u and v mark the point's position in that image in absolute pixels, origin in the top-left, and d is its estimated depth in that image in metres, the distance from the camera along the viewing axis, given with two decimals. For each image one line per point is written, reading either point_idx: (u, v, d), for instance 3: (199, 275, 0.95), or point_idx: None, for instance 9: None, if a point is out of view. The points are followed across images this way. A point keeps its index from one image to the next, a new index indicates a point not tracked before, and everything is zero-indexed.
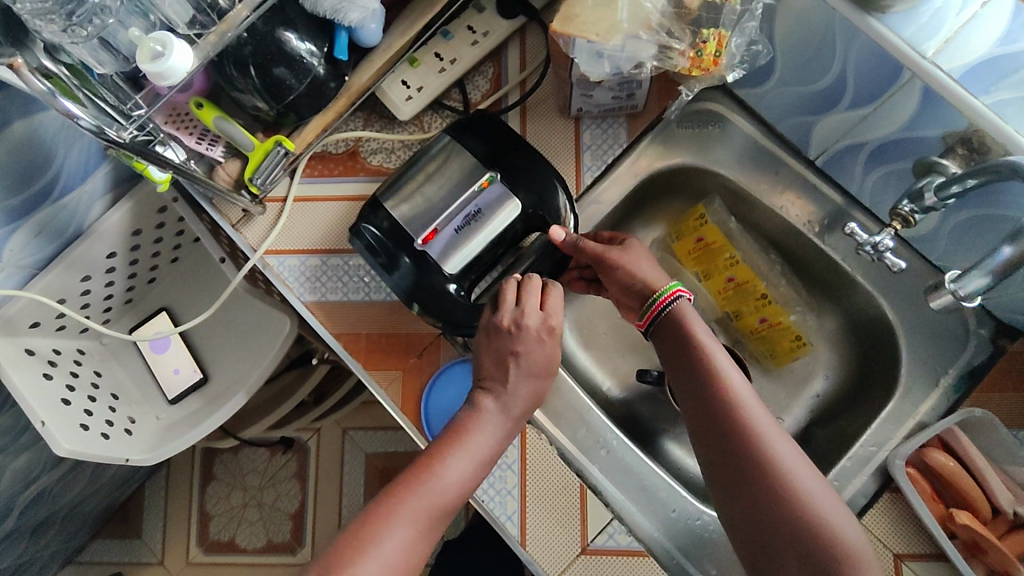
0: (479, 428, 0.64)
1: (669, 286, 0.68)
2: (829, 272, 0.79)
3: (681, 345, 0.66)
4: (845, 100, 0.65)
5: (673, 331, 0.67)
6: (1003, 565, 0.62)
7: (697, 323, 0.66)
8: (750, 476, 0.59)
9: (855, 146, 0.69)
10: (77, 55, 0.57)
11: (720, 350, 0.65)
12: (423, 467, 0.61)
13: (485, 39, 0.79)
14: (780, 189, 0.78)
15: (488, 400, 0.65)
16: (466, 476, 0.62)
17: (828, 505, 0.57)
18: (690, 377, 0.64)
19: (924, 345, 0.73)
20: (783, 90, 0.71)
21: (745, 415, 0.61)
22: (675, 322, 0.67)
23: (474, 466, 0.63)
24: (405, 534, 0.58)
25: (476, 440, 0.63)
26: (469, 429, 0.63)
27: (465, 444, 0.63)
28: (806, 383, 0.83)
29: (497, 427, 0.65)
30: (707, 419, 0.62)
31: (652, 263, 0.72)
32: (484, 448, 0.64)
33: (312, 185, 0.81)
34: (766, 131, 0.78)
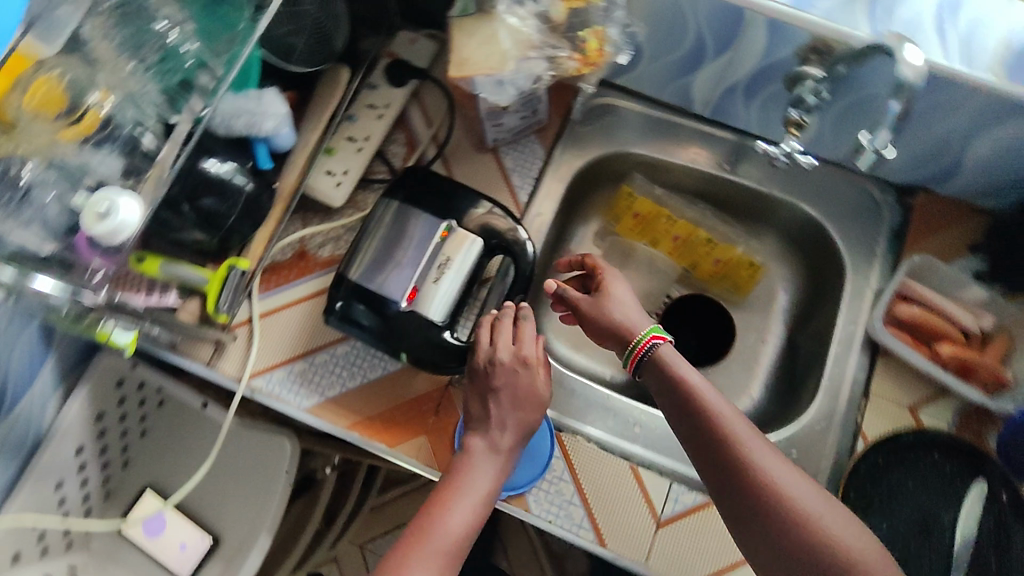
0: (472, 468, 0.65)
1: (646, 332, 0.68)
2: (752, 200, 0.89)
3: (669, 387, 0.64)
4: (708, 54, 0.76)
5: (659, 375, 0.66)
6: (992, 374, 0.72)
7: (680, 365, 0.65)
8: (758, 512, 0.57)
9: (731, 88, 0.80)
10: (17, 242, 0.54)
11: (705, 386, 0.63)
12: (427, 521, 0.62)
13: (388, 110, 0.85)
14: (684, 147, 0.87)
15: (476, 440, 0.67)
16: (470, 519, 0.63)
17: (835, 521, 0.55)
18: (681, 419, 0.63)
19: (851, 227, 0.83)
20: (654, 66, 0.82)
21: (739, 449, 0.59)
22: (656, 367, 0.66)
23: (476, 508, 0.64)
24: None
25: (472, 481, 0.65)
26: (463, 472, 0.65)
27: (463, 489, 0.64)
28: (772, 300, 0.92)
29: (492, 464, 0.66)
30: (707, 459, 0.61)
31: (638, 311, 0.71)
32: (482, 489, 0.65)
33: (272, 298, 0.80)
34: (652, 104, 0.88)
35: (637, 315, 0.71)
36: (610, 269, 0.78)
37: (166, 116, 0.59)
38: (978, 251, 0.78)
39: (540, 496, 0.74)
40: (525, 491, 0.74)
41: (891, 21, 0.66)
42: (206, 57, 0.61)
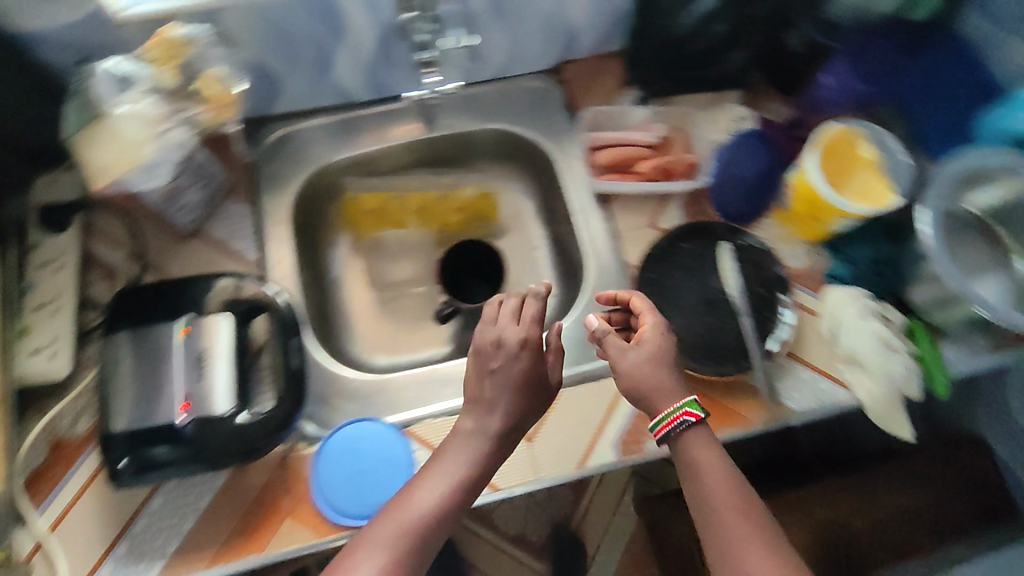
0: (449, 447, 0.68)
1: (679, 406, 0.62)
2: (453, 145, 0.95)
3: (739, 494, 0.59)
4: (329, 46, 0.81)
5: (719, 476, 0.60)
6: (685, 166, 0.85)
7: (721, 470, 0.60)
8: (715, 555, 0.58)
9: (371, 66, 0.85)
10: None
11: (726, 475, 0.60)
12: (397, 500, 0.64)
13: (64, 258, 0.77)
14: (368, 133, 0.92)
15: (469, 422, 0.70)
16: (440, 497, 0.64)
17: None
18: (702, 492, 0.60)
19: (535, 121, 0.94)
20: (295, 80, 0.85)
21: (742, 538, 0.57)
22: (686, 445, 0.62)
23: (453, 484, 0.65)
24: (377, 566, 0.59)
25: (446, 462, 0.67)
26: (445, 450, 0.68)
27: (432, 470, 0.66)
28: (518, 213, 0.98)
29: (478, 442, 0.69)
30: (706, 518, 0.59)
31: (667, 376, 0.65)
32: (462, 466, 0.67)
33: (53, 505, 0.69)
34: (321, 114, 0.91)
35: (656, 376, 0.64)
36: (657, 316, 0.70)
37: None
38: (633, 81, 0.91)
39: None
40: None
41: None
42: None
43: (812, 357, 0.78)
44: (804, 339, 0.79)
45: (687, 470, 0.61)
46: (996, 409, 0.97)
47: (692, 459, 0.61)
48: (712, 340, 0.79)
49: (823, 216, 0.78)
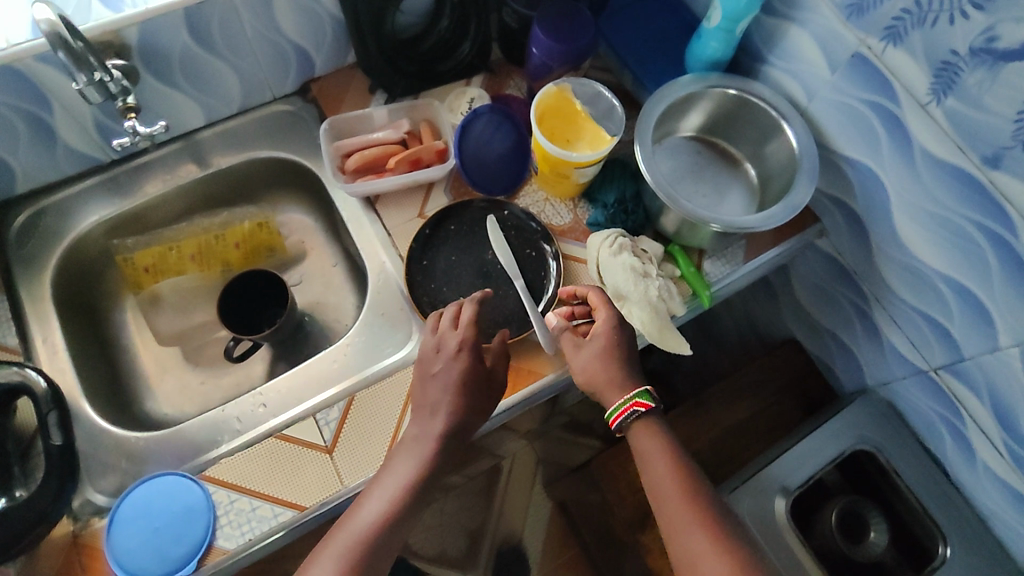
0: (398, 454, 0.69)
1: (630, 397, 0.69)
2: (221, 185, 0.96)
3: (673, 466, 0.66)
4: (41, 116, 0.79)
5: (660, 454, 0.67)
6: (434, 152, 0.86)
7: (654, 451, 0.67)
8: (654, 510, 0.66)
9: (100, 125, 0.84)
10: None
11: (659, 456, 0.67)
12: (345, 515, 0.65)
13: None
14: (125, 192, 0.91)
15: (415, 427, 0.71)
16: (383, 509, 0.64)
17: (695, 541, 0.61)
18: (677, 487, 0.65)
19: (294, 141, 0.94)
20: (20, 157, 0.83)
21: (702, 514, 0.63)
22: (635, 437, 0.69)
23: (393, 495, 0.65)
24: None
25: (390, 473, 0.67)
26: (393, 459, 0.69)
27: (375, 488, 0.66)
28: (313, 233, 1.01)
29: (421, 445, 0.69)
30: (670, 495, 0.65)
31: (612, 373, 0.70)
32: (409, 472, 0.67)
33: None
34: (68, 184, 0.90)
35: (596, 377, 0.71)
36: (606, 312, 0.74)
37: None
38: (376, 88, 0.93)
39: (226, 531, 0.70)
40: (212, 541, 0.69)
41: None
42: None
43: None
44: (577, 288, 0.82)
45: (643, 456, 0.68)
46: (794, 307, 1.02)
47: (646, 449, 0.68)
48: (489, 311, 0.81)
49: (562, 170, 0.81)
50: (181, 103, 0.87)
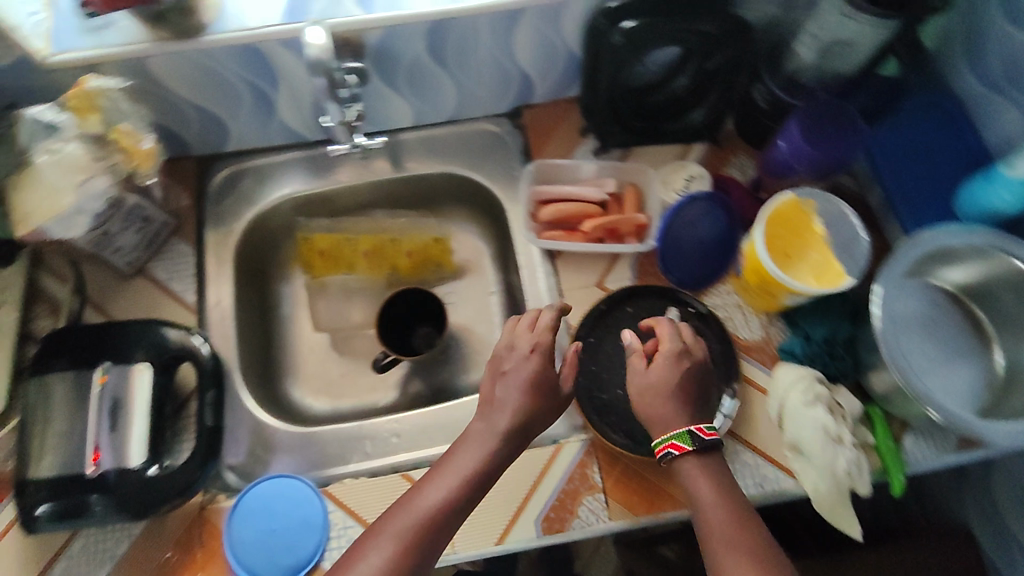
0: (463, 446, 0.64)
1: (667, 437, 0.61)
2: (407, 187, 0.95)
3: (727, 511, 0.58)
4: (269, 91, 0.81)
5: (707, 496, 0.59)
6: (632, 225, 0.81)
7: (705, 487, 0.60)
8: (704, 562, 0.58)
9: (315, 107, 0.85)
10: None
11: (710, 503, 0.59)
12: (408, 494, 0.61)
13: (7, 295, 0.79)
14: (320, 174, 0.92)
15: (477, 422, 0.65)
16: (449, 497, 0.60)
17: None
18: (727, 528, 0.57)
19: (488, 165, 0.92)
20: (240, 122, 0.85)
21: (755, 557, 0.55)
22: (687, 476, 0.61)
23: (466, 482, 0.61)
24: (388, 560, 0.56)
25: (462, 461, 0.62)
26: (456, 450, 0.64)
27: (447, 468, 0.62)
28: (479, 257, 0.98)
29: (486, 445, 0.63)
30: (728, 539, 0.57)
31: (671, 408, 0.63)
32: (473, 466, 0.62)
33: None
34: (272, 152, 0.92)
35: (664, 409, 0.63)
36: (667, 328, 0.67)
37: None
38: (587, 131, 0.90)
39: (334, 555, 0.69)
40: (318, 560, 0.69)
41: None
42: None
43: (760, 439, 0.71)
44: (750, 421, 0.72)
45: (697, 504, 0.60)
46: (986, 499, 0.87)
47: (702, 496, 0.60)
48: None
49: (772, 289, 0.71)
50: (393, 104, 0.86)
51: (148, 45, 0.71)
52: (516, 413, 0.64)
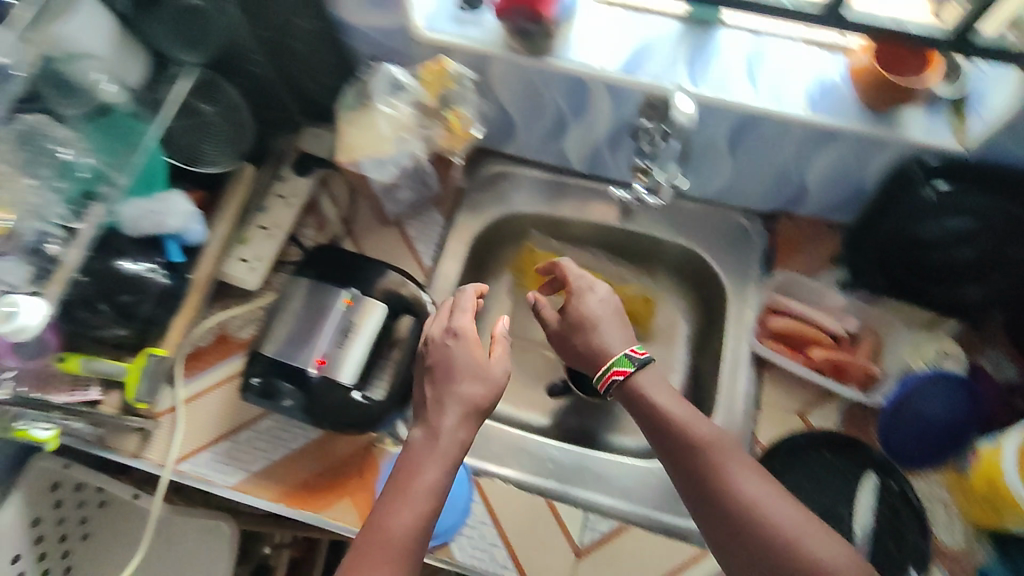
0: (417, 472, 0.62)
1: (610, 364, 0.72)
2: (639, 243, 0.98)
3: (659, 420, 0.68)
4: (569, 120, 0.87)
5: (632, 396, 0.71)
6: (862, 372, 0.79)
7: (654, 394, 0.69)
8: (713, 500, 0.63)
9: (597, 146, 0.91)
10: None
11: (666, 403, 0.69)
12: (370, 528, 0.59)
13: (294, 199, 0.93)
14: (569, 201, 0.98)
15: (417, 433, 0.66)
16: (416, 518, 0.60)
17: (793, 519, 0.60)
18: (690, 467, 0.65)
19: (727, 255, 0.93)
20: (528, 134, 0.93)
21: (739, 489, 0.62)
22: (632, 393, 0.70)
23: (429, 498, 0.61)
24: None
25: (420, 478, 0.62)
26: (407, 475, 0.62)
27: (407, 488, 0.61)
28: (675, 331, 0.99)
29: (434, 470, 0.62)
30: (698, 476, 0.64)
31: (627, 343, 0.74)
32: (430, 485, 0.62)
33: (196, 382, 0.85)
34: (536, 167, 1.00)
35: (648, 377, 0.71)
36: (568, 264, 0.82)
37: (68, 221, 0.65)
38: (839, 259, 0.88)
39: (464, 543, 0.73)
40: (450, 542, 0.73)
41: (710, 72, 0.77)
42: (105, 169, 0.68)
43: None
44: None
45: (659, 409, 0.68)
46: None
47: (662, 402, 0.69)
48: None
49: (1002, 509, 0.66)
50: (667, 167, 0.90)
51: (495, 49, 0.79)
52: (459, 419, 0.65)
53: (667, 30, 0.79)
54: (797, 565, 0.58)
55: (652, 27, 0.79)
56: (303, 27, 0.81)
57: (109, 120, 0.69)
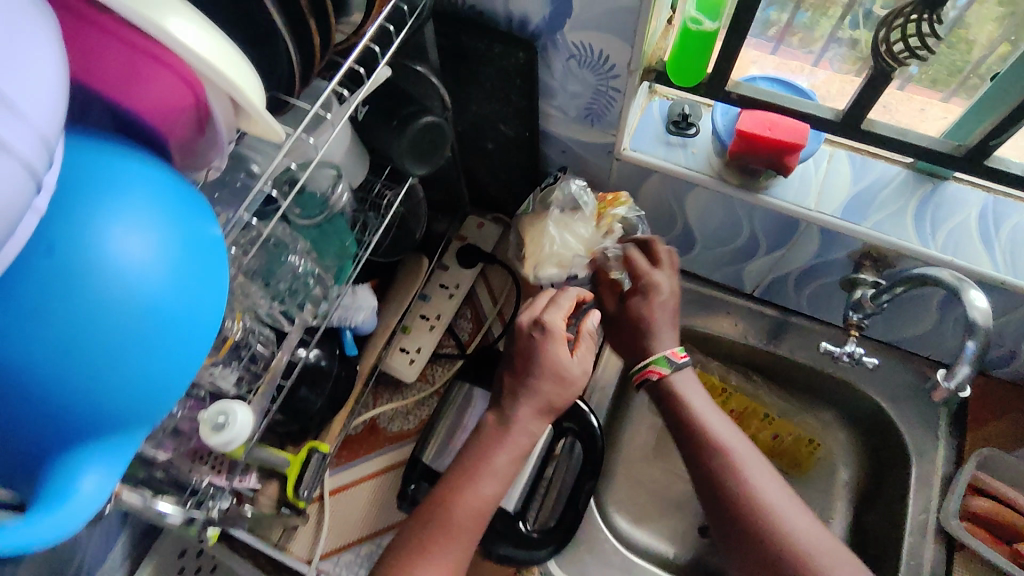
0: (456, 509, 0.62)
1: (647, 361, 0.71)
2: (805, 376, 0.93)
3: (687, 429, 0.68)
4: (761, 250, 0.83)
5: (676, 416, 0.69)
6: None
7: (693, 397, 0.69)
8: (739, 530, 0.62)
9: (782, 277, 0.86)
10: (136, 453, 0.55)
11: (710, 413, 0.68)
12: (434, 504, 0.63)
13: (458, 290, 0.91)
14: (735, 323, 0.93)
15: (491, 416, 0.68)
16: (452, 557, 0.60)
17: (815, 529, 0.60)
18: (699, 454, 0.66)
19: (911, 410, 0.85)
20: (705, 253, 0.90)
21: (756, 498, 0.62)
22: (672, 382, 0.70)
23: (492, 484, 0.64)
24: (434, 553, 0.60)
25: (488, 464, 0.65)
26: (448, 511, 0.62)
27: (448, 524, 0.61)
28: (834, 475, 0.92)
29: (478, 504, 0.63)
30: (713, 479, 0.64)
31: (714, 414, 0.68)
32: (471, 524, 0.62)
33: (342, 473, 0.83)
34: (701, 282, 0.96)
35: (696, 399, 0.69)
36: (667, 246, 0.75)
37: (278, 322, 0.62)
38: None
39: None
40: None
41: (940, 232, 0.71)
42: (316, 271, 0.65)
43: None
44: None
45: (702, 414, 0.68)
46: None
47: (708, 414, 0.68)
48: None
49: None
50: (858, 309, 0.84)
51: (706, 177, 0.74)
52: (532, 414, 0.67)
53: (892, 179, 0.74)
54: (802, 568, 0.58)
55: (876, 174, 0.74)
56: (505, 133, 0.80)
57: (327, 225, 0.66)
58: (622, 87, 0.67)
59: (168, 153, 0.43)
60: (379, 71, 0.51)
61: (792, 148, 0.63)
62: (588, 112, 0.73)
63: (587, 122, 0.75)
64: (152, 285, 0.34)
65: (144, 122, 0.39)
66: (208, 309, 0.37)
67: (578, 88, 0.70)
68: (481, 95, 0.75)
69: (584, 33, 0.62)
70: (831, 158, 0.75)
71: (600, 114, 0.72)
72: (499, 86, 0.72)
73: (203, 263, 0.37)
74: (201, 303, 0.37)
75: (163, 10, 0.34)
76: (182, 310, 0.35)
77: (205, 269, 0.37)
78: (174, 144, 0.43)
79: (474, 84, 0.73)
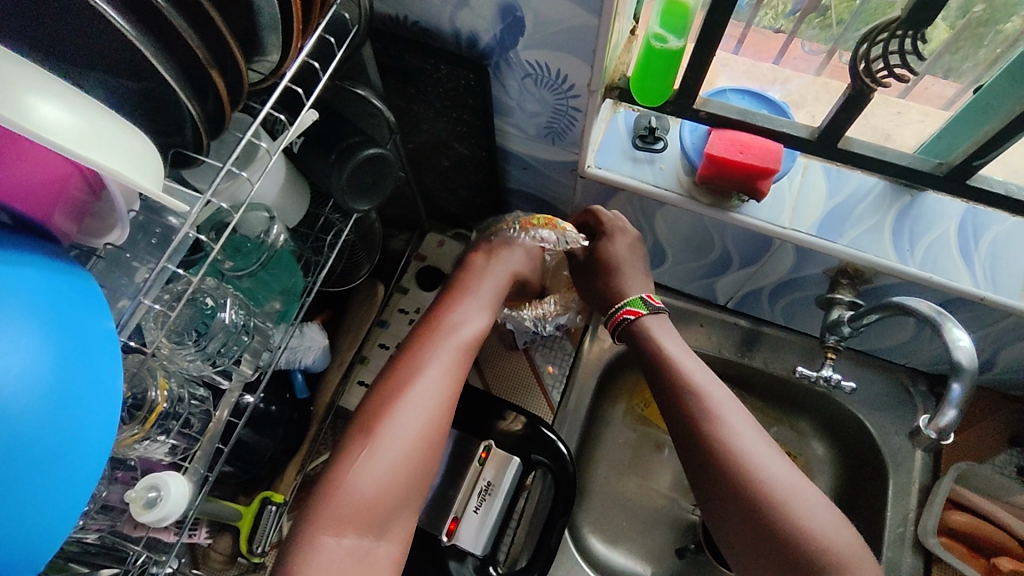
0: (429, 361, 0.60)
1: (623, 304, 0.69)
2: (781, 387, 0.90)
3: (653, 369, 0.65)
4: (733, 266, 0.79)
5: (647, 359, 0.66)
6: None
7: (663, 338, 0.66)
8: (711, 475, 0.58)
9: (756, 290, 0.83)
10: None
11: (683, 356, 0.64)
12: (440, 325, 0.64)
13: (419, 314, 0.84)
14: (706, 335, 0.91)
15: (478, 261, 0.72)
16: (428, 405, 0.57)
17: (789, 483, 0.55)
18: (669, 396, 0.63)
19: (885, 417, 0.83)
20: (677, 267, 0.86)
21: (725, 440, 0.57)
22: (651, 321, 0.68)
23: (489, 315, 0.66)
24: (435, 375, 0.59)
25: (484, 292, 0.68)
26: (419, 360, 0.60)
27: (416, 376, 0.59)
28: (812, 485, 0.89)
29: (455, 352, 0.62)
30: (682, 422, 0.61)
31: (676, 339, 0.66)
32: (442, 369, 0.60)
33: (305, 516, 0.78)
34: (674, 293, 0.93)
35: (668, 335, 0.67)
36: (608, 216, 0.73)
37: (213, 380, 0.57)
38: (1017, 445, 0.81)
39: None
40: None
41: (918, 248, 0.67)
42: (252, 322, 0.59)
43: None
44: None
45: (670, 351, 0.64)
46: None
47: (676, 351, 0.64)
48: None
49: None
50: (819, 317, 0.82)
51: (674, 196, 0.69)
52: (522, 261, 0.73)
53: (869, 191, 0.70)
54: (781, 515, 0.54)
55: (851, 188, 0.70)
56: (460, 151, 0.75)
57: (266, 274, 0.61)
58: (583, 106, 0.62)
59: (55, 230, 0.37)
60: (304, 114, 0.46)
61: (766, 172, 0.59)
62: (548, 130, 0.68)
63: (548, 139, 0.69)
64: (14, 417, 0.30)
65: (13, 204, 0.34)
66: (92, 428, 0.34)
67: (536, 106, 0.64)
68: (431, 113, 0.69)
69: (538, 52, 0.57)
70: (806, 170, 0.71)
71: (561, 133, 0.67)
72: (450, 106, 0.67)
73: (86, 370, 0.34)
74: (83, 422, 0.34)
75: (17, 91, 0.29)
76: (64, 428, 0.32)
77: (90, 379, 0.34)
78: (60, 219, 0.37)
79: (421, 103, 0.68)
